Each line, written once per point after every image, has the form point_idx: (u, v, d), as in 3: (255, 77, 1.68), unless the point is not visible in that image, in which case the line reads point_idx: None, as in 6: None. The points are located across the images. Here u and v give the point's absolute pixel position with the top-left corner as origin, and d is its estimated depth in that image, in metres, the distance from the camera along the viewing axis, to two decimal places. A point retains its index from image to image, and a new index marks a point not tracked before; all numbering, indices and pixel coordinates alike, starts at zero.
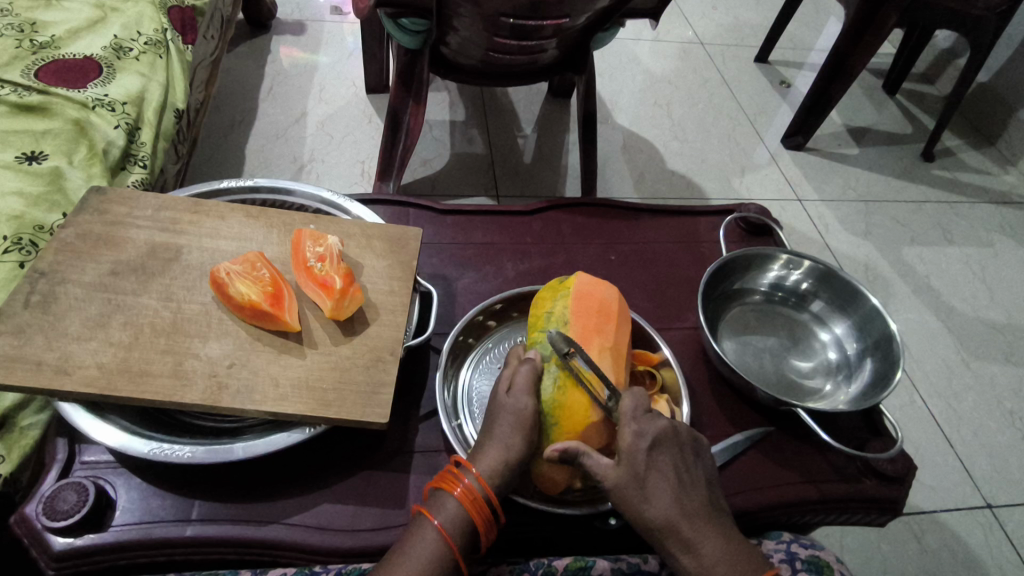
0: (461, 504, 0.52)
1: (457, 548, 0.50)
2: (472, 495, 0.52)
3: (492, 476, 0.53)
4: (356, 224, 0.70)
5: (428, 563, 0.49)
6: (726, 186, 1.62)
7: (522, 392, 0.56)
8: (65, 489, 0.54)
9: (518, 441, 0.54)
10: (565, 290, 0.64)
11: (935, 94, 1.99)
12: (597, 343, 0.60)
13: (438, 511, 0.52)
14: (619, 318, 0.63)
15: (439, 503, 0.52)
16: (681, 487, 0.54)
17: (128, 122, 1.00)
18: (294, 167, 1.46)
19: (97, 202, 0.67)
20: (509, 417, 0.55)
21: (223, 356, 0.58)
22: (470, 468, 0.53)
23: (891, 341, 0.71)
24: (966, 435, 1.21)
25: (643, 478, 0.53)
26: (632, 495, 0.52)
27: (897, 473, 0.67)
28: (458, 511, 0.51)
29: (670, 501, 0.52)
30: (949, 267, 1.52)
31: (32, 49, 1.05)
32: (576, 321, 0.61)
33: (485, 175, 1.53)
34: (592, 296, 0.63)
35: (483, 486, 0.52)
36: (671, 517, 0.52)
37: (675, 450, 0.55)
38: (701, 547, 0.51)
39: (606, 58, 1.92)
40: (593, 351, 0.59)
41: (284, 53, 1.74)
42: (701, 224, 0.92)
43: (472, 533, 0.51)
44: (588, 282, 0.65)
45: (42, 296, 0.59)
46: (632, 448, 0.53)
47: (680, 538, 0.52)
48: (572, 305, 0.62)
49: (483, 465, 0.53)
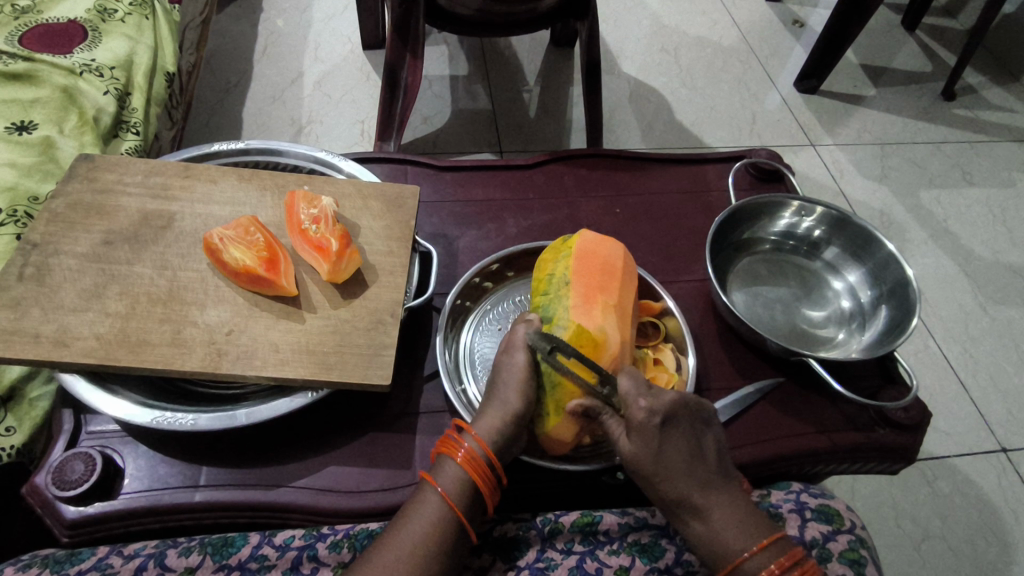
0: (462, 468, 0.52)
1: (462, 511, 0.51)
2: (472, 459, 0.52)
3: (492, 438, 0.53)
4: (352, 184, 0.69)
5: (432, 527, 0.50)
6: (737, 133, 1.57)
7: (517, 351, 0.56)
8: (74, 459, 0.55)
9: (513, 397, 0.54)
10: (569, 249, 0.63)
11: (957, 29, 1.90)
12: (599, 304, 0.58)
13: (440, 476, 0.52)
14: (625, 276, 0.61)
15: (441, 468, 0.53)
16: (692, 459, 0.53)
17: (118, 87, 0.97)
18: (293, 129, 1.43)
19: (86, 170, 0.66)
20: (509, 375, 0.55)
21: (221, 323, 0.57)
22: (469, 431, 0.53)
23: (907, 287, 0.69)
24: (983, 381, 1.19)
25: (653, 450, 0.52)
26: (648, 471, 0.52)
27: (911, 422, 0.66)
28: (459, 474, 0.52)
29: (683, 474, 0.52)
30: (969, 210, 1.48)
31: (14, 15, 1.02)
32: (579, 280, 0.59)
33: (488, 131, 1.49)
34: (596, 254, 0.61)
35: (483, 449, 0.52)
36: (683, 489, 0.52)
37: (686, 423, 0.53)
38: (711, 513, 0.52)
39: (611, 3, 1.84)
40: (597, 309, 0.57)
41: (277, 11, 1.68)
42: (709, 172, 0.89)
43: (476, 497, 0.52)
44: (592, 239, 0.63)
45: (36, 269, 0.58)
46: (643, 423, 0.51)
47: (691, 506, 0.52)
48: (573, 265, 0.61)
49: (481, 427, 0.53)
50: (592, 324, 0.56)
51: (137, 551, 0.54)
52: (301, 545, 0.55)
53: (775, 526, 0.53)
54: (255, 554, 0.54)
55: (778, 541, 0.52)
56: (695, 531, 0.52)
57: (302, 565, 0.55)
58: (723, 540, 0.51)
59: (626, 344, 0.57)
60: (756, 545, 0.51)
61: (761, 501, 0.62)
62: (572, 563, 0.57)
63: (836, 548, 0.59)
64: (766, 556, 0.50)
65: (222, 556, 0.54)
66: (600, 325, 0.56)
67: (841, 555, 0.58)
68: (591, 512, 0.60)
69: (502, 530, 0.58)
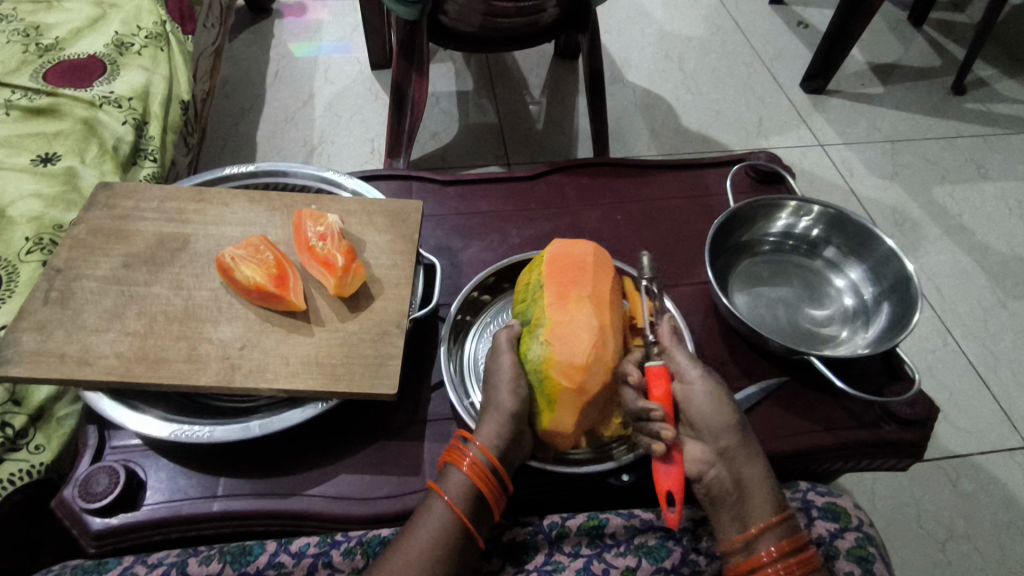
0: (468, 476, 0.53)
1: (468, 520, 0.52)
2: (476, 467, 0.53)
3: (493, 445, 0.54)
4: (357, 201, 0.71)
5: (440, 536, 0.51)
6: (743, 137, 1.58)
7: (504, 353, 0.59)
8: (98, 473, 0.57)
9: (507, 396, 0.56)
10: (541, 257, 0.65)
11: (964, 22, 1.89)
12: (573, 300, 0.59)
13: (447, 486, 0.54)
14: (598, 268, 0.62)
15: (448, 477, 0.54)
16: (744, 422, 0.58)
17: (135, 117, 1.01)
18: (305, 150, 1.47)
19: (106, 198, 0.69)
20: (499, 379, 0.58)
21: (235, 338, 0.59)
22: (473, 440, 0.55)
23: (908, 282, 0.69)
24: (1004, 377, 1.18)
25: (714, 399, 0.57)
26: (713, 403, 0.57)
27: (917, 417, 0.65)
28: (465, 484, 0.53)
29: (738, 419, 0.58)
30: (984, 205, 1.46)
31: (38, 53, 1.07)
32: (550, 281, 0.61)
33: (496, 145, 1.52)
34: (565, 255, 0.63)
35: (486, 456, 0.54)
36: (732, 441, 0.56)
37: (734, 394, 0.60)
38: (749, 472, 0.56)
39: (614, 14, 1.86)
40: (571, 304, 0.59)
41: (287, 36, 1.73)
42: (709, 177, 0.90)
43: (482, 505, 0.53)
44: (562, 243, 0.65)
45: (60, 292, 0.61)
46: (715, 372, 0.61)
47: (735, 459, 0.56)
48: (545, 269, 0.62)
49: (484, 435, 0.55)
50: (568, 319, 0.58)
51: (160, 560, 0.57)
52: (315, 552, 0.57)
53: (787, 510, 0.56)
54: (273, 562, 0.57)
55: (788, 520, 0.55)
56: (728, 484, 0.55)
57: (317, 571, 0.57)
58: (756, 487, 0.56)
59: (608, 329, 0.58)
60: (771, 518, 0.54)
61: None
62: (580, 564, 0.58)
63: (843, 545, 0.59)
64: (778, 530, 0.54)
65: (242, 564, 0.56)
66: (575, 317, 0.58)
67: (849, 552, 0.59)
68: (597, 515, 0.61)
69: (511, 535, 0.60)
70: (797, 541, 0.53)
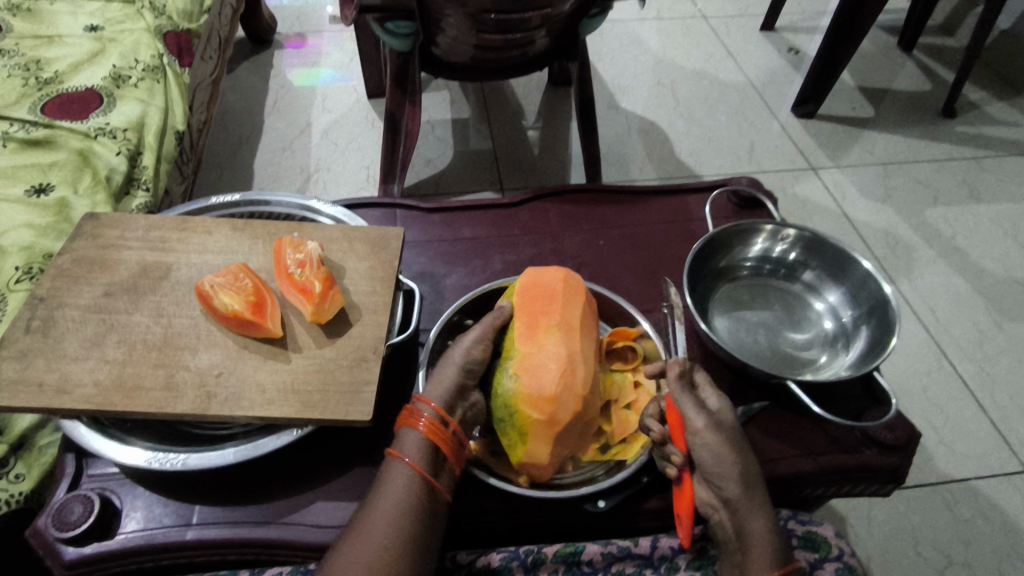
0: (424, 434, 0.54)
1: (426, 471, 0.53)
2: (428, 421, 0.55)
3: (444, 399, 0.56)
4: (339, 228, 0.72)
5: (403, 493, 0.52)
6: (735, 161, 1.59)
7: (475, 331, 0.62)
8: (73, 501, 0.57)
9: (460, 358, 0.60)
10: (514, 287, 0.66)
11: (954, 47, 1.92)
12: (542, 329, 0.60)
13: (404, 447, 0.54)
14: (567, 295, 0.63)
15: (403, 439, 0.55)
16: (752, 469, 0.57)
17: (129, 148, 1.03)
18: (301, 177, 1.49)
19: (91, 227, 0.70)
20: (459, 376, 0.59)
21: (212, 366, 0.60)
22: (423, 400, 0.56)
23: (886, 306, 0.69)
24: (1001, 399, 1.17)
25: (717, 451, 0.56)
26: (716, 457, 0.56)
27: (897, 442, 0.65)
28: (421, 439, 0.54)
29: (744, 473, 0.56)
30: (977, 226, 1.47)
31: (37, 86, 1.09)
32: (521, 312, 0.62)
33: (489, 171, 1.54)
34: (535, 284, 0.64)
35: (439, 411, 0.55)
36: (734, 489, 0.55)
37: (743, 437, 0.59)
38: (753, 523, 0.54)
39: (607, 41, 1.90)
40: (541, 334, 0.60)
41: (286, 66, 1.77)
42: (691, 202, 0.91)
43: (443, 457, 0.54)
44: (533, 272, 0.66)
45: (42, 321, 0.62)
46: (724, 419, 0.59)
47: (739, 507, 0.55)
48: (516, 299, 0.64)
49: (437, 394, 0.56)
50: (539, 349, 0.59)
51: None
52: None
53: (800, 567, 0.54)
54: None
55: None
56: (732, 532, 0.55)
57: None
58: (760, 547, 0.53)
59: (577, 357, 0.59)
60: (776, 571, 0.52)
61: None
62: None
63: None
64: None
65: None
66: (544, 347, 0.59)
67: None
68: (574, 542, 0.61)
69: (484, 561, 0.59)
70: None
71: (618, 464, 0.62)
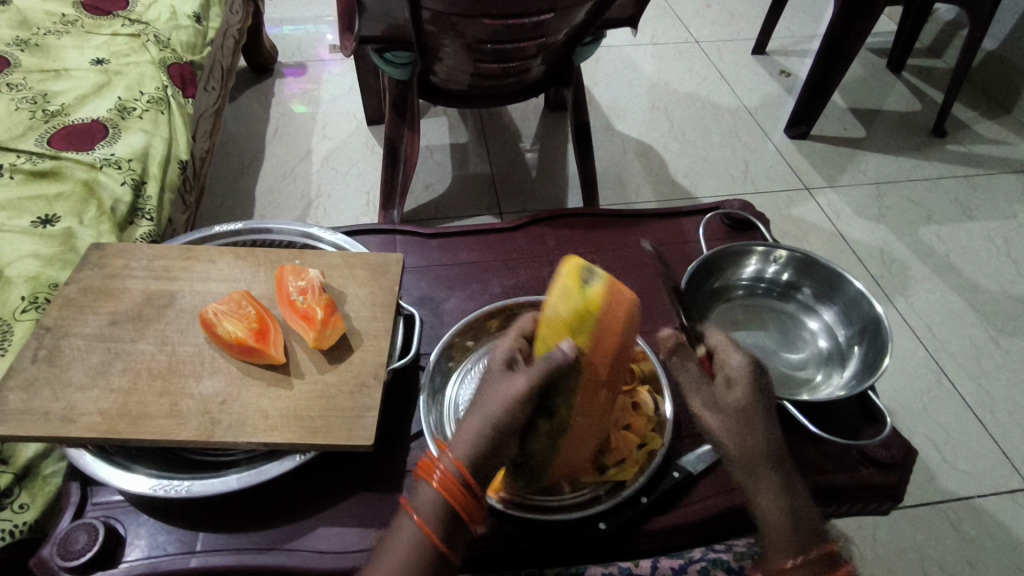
0: (437, 491, 0.50)
1: (436, 536, 0.49)
2: (446, 480, 0.50)
3: (471, 453, 0.50)
4: (340, 255, 0.73)
5: (406, 556, 0.48)
6: (730, 182, 1.61)
7: (523, 374, 0.52)
8: (78, 530, 0.58)
9: (500, 414, 0.51)
10: (591, 313, 0.54)
11: (942, 68, 1.96)
12: (603, 391, 0.57)
13: (416, 502, 0.50)
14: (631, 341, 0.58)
15: (418, 492, 0.51)
16: (769, 438, 0.53)
17: (134, 178, 1.05)
18: (302, 204, 1.51)
19: (97, 258, 0.72)
20: (497, 397, 0.52)
21: (215, 393, 0.61)
22: (445, 452, 0.51)
23: (878, 324, 0.71)
24: (1001, 416, 1.17)
25: (726, 420, 0.53)
26: (724, 427, 0.53)
27: (893, 460, 0.66)
28: (435, 498, 0.50)
29: (755, 440, 0.52)
30: (971, 243, 1.48)
31: (45, 118, 1.11)
32: (593, 360, 0.55)
33: (487, 195, 1.56)
34: (616, 328, 0.55)
35: (457, 468, 0.50)
36: (746, 461, 0.52)
37: (762, 400, 0.54)
38: (768, 497, 0.51)
39: (602, 67, 1.94)
40: (602, 396, 0.57)
41: (287, 95, 1.80)
42: (685, 224, 0.93)
43: (456, 519, 0.50)
44: (615, 307, 0.55)
45: (48, 350, 0.63)
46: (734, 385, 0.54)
47: (754, 481, 0.51)
48: (594, 338, 0.54)
49: (459, 448, 0.51)
50: (596, 412, 0.58)
51: None
52: None
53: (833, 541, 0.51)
54: None
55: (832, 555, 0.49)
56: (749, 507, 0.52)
57: None
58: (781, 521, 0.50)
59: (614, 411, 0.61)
60: (807, 551, 0.49)
61: (745, 551, 0.62)
62: None
63: None
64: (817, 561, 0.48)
65: None
66: (599, 409, 0.58)
67: None
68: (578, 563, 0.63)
69: None
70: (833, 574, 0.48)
71: (616, 484, 0.63)
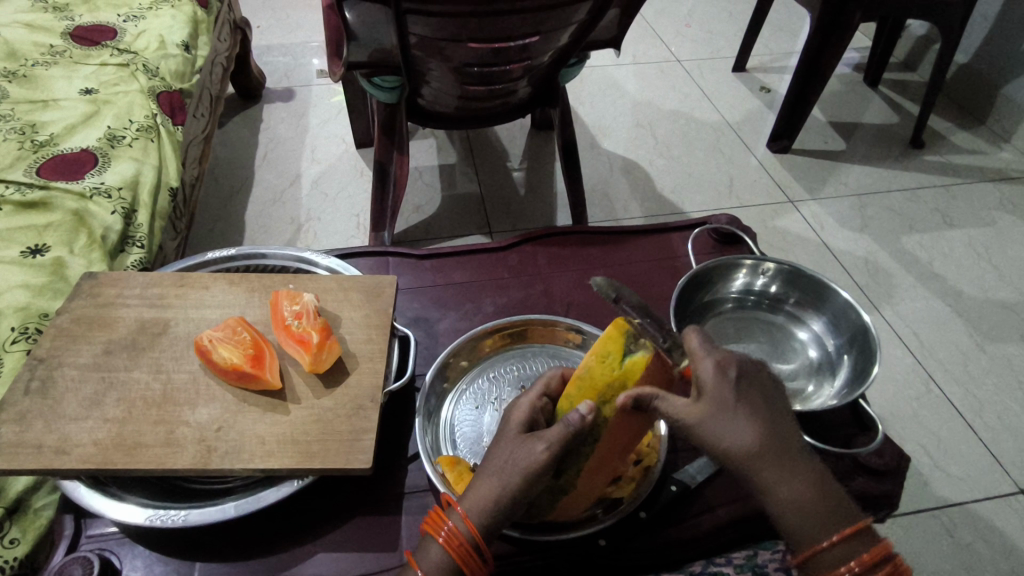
0: (444, 550, 0.53)
1: None
2: (454, 542, 0.52)
3: (483, 523, 0.52)
4: (334, 279, 0.74)
5: None
6: (715, 197, 1.64)
7: (540, 442, 0.53)
8: (71, 564, 0.57)
9: (516, 482, 0.52)
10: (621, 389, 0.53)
11: (917, 81, 2.01)
12: (617, 452, 0.57)
13: (424, 559, 0.53)
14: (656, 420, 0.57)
15: (426, 549, 0.54)
16: (777, 419, 0.50)
17: (124, 206, 1.05)
18: (292, 228, 1.52)
19: (90, 287, 0.72)
20: (514, 462, 0.53)
21: (212, 420, 0.60)
22: (455, 509, 0.54)
23: (866, 333, 0.72)
24: (990, 420, 1.19)
25: (726, 418, 0.49)
26: (720, 426, 0.49)
27: (886, 467, 0.67)
28: (442, 556, 0.52)
29: (759, 433, 0.49)
30: (953, 251, 1.51)
31: (33, 148, 1.11)
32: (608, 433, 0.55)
33: (477, 215, 1.57)
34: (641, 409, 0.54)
35: (468, 529, 0.52)
36: (764, 446, 0.49)
37: (762, 382, 0.51)
38: (793, 482, 0.49)
39: (587, 86, 1.97)
40: (614, 456, 0.57)
41: (276, 120, 1.82)
42: (674, 239, 0.94)
43: None
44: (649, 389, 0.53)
45: (41, 382, 0.62)
46: (721, 379, 0.49)
47: (770, 469, 0.49)
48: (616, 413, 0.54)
49: (471, 510, 0.53)
50: (607, 466, 0.58)
51: None
52: None
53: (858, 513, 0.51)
54: None
55: (864, 530, 0.50)
56: (770, 499, 0.50)
57: None
58: (805, 515, 0.49)
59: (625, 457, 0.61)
60: (843, 530, 0.49)
61: (746, 562, 0.60)
62: None
63: None
64: (854, 540, 0.49)
65: None
66: (611, 463, 0.58)
67: None
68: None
69: None
70: (877, 553, 0.48)
71: (615, 501, 0.64)
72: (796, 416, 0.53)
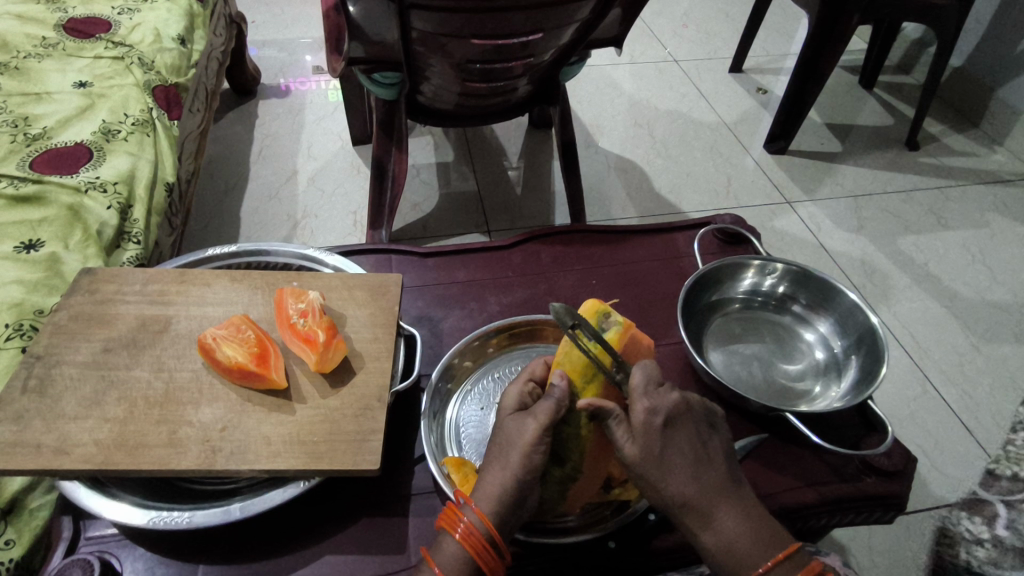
0: (461, 545, 0.52)
1: None
2: (471, 536, 0.51)
3: (492, 510, 0.52)
4: (338, 277, 0.73)
5: None
6: (713, 197, 1.64)
7: (532, 418, 0.55)
8: (72, 566, 0.55)
9: (516, 461, 0.53)
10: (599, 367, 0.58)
11: (911, 83, 2.03)
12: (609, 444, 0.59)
13: (440, 556, 0.52)
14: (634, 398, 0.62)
15: (441, 546, 0.53)
16: (703, 464, 0.53)
17: (120, 201, 1.04)
18: (288, 224, 1.50)
19: (88, 283, 0.70)
20: (515, 441, 0.54)
21: (215, 420, 0.59)
22: (470, 505, 0.53)
23: (874, 334, 0.72)
24: (986, 421, 1.19)
25: (653, 463, 0.52)
26: (651, 472, 0.52)
27: (895, 468, 0.67)
28: (459, 552, 0.52)
29: (688, 478, 0.52)
30: (948, 252, 1.52)
31: (26, 142, 1.09)
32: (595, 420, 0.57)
33: (475, 213, 1.56)
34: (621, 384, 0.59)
35: (481, 523, 0.52)
36: (689, 494, 0.52)
37: (689, 426, 0.55)
38: (722, 523, 0.52)
39: (584, 85, 1.97)
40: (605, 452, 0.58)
41: (272, 115, 1.80)
42: (678, 239, 0.94)
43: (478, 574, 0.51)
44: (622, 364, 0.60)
45: (39, 380, 0.61)
46: (646, 423, 0.53)
47: (698, 514, 0.52)
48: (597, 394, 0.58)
49: (482, 501, 0.53)
50: (601, 461, 0.59)
51: None
52: None
53: (792, 537, 0.53)
54: None
55: (797, 554, 0.51)
56: (702, 544, 0.52)
57: None
58: (738, 551, 0.51)
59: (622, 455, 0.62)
60: (777, 554, 0.50)
61: None
62: None
63: None
64: (789, 567, 0.50)
65: None
66: (605, 459, 0.59)
67: None
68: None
69: None
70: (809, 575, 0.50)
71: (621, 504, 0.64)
72: (728, 459, 0.56)
